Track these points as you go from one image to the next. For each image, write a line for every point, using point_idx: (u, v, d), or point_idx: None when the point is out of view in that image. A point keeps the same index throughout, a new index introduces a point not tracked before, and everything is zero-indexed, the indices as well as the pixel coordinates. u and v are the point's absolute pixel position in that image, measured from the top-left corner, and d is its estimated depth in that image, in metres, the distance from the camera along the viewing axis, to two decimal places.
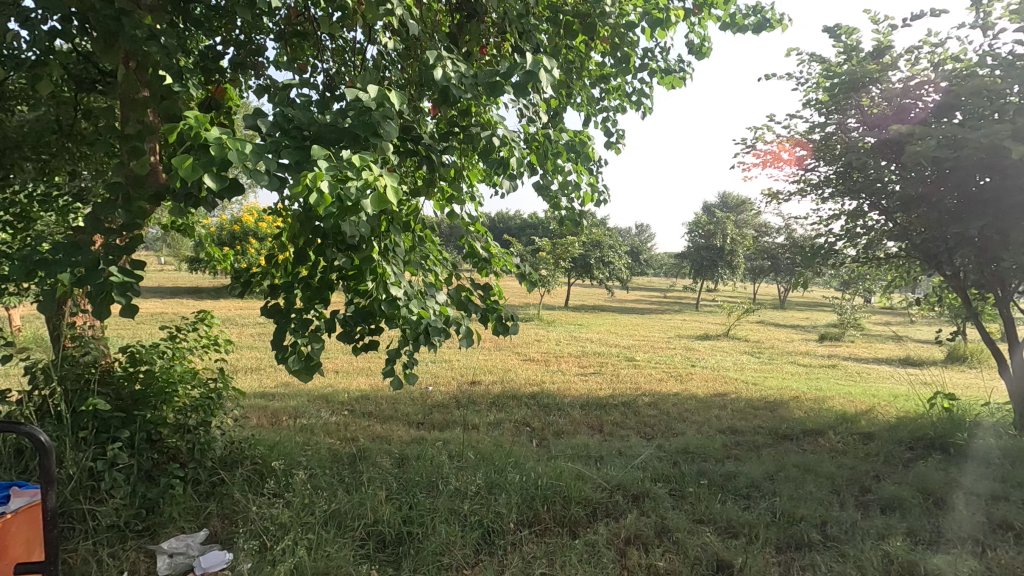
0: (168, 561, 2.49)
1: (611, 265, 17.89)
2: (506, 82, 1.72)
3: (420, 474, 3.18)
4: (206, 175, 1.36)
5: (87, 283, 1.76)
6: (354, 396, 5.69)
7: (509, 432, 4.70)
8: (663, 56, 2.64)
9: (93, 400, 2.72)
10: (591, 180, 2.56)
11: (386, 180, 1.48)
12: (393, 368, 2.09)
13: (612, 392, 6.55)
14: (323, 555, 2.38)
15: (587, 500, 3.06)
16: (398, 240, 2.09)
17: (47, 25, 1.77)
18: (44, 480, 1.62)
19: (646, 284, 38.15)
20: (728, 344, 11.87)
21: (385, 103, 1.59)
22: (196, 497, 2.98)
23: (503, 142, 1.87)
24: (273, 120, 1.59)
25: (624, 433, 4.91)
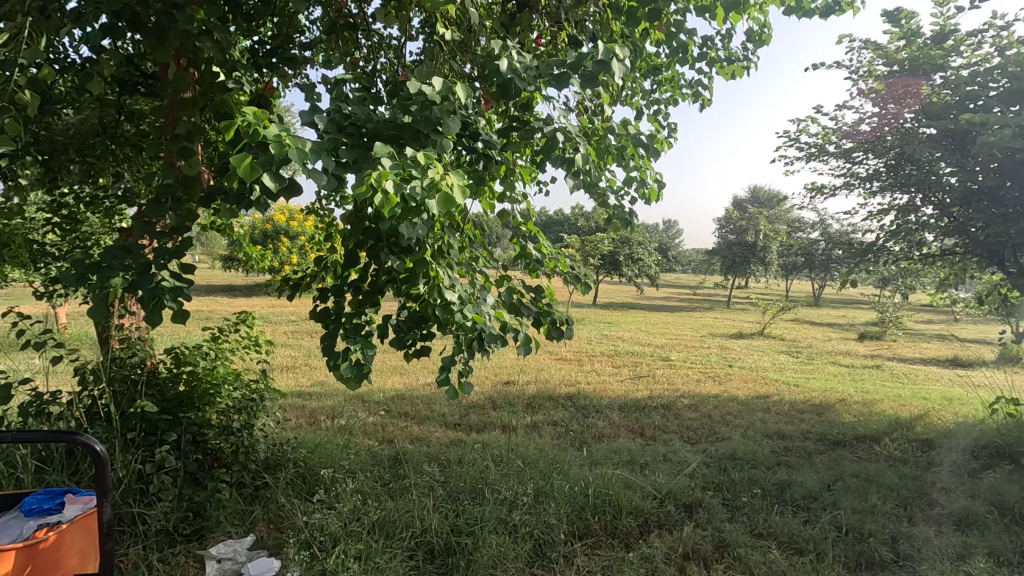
0: (217, 566, 2.47)
1: (640, 262, 17.62)
2: (573, 73, 1.61)
3: (464, 479, 3.10)
4: (264, 175, 1.29)
5: (138, 288, 1.69)
6: (389, 396, 5.66)
7: (547, 435, 4.59)
8: (725, 44, 2.49)
9: (141, 402, 2.71)
10: (656, 174, 2.33)
11: (452, 180, 1.39)
12: (448, 377, 2.00)
13: (650, 393, 6.39)
14: (373, 566, 2.33)
15: (638, 510, 2.96)
16: (453, 242, 2.00)
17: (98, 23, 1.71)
18: (100, 492, 1.57)
19: (673, 281, 37.45)
20: (764, 343, 11.53)
21: (449, 96, 1.49)
22: (242, 500, 2.96)
23: (567, 137, 1.75)
24: (330, 116, 1.51)
25: (667, 437, 4.76)
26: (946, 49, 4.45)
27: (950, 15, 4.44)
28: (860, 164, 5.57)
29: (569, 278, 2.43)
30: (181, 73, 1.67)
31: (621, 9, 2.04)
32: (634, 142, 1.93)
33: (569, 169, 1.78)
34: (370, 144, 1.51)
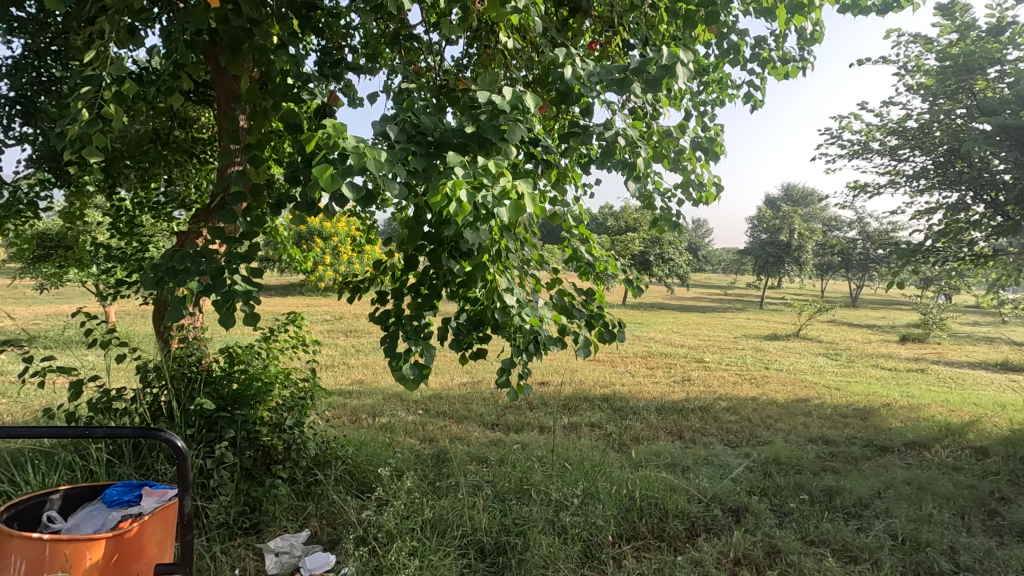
0: (275, 559, 2.56)
1: (671, 262, 17.39)
2: (638, 78, 1.61)
3: (510, 479, 3.14)
4: (343, 185, 1.34)
5: (213, 292, 1.75)
6: (426, 395, 5.73)
7: (586, 437, 4.58)
8: (778, 43, 2.45)
9: (201, 400, 2.82)
10: (712, 176, 2.29)
11: (522, 188, 1.42)
12: (507, 378, 2.05)
13: (687, 395, 6.32)
14: (429, 563, 2.38)
15: (685, 514, 2.94)
16: (511, 246, 2.03)
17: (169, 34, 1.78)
18: (181, 486, 1.66)
19: (704, 281, 36.85)
20: (800, 344, 11.26)
21: (518, 105, 1.52)
22: (295, 496, 3.05)
23: (628, 141, 1.76)
24: (401, 126, 1.55)
25: (707, 440, 4.71)
26: (1001, 42, 4.26)
27: (1006, 8, 4.28)
28: (907, 162, 5.42)
29: (620, 281, 2.43)
30: (254, 85, 1.73)
31: (678, 13, 2.04)
32: (692, 145, 1.93)
33: (631, 173, 1.75)
34: (438, 152, 1.55)
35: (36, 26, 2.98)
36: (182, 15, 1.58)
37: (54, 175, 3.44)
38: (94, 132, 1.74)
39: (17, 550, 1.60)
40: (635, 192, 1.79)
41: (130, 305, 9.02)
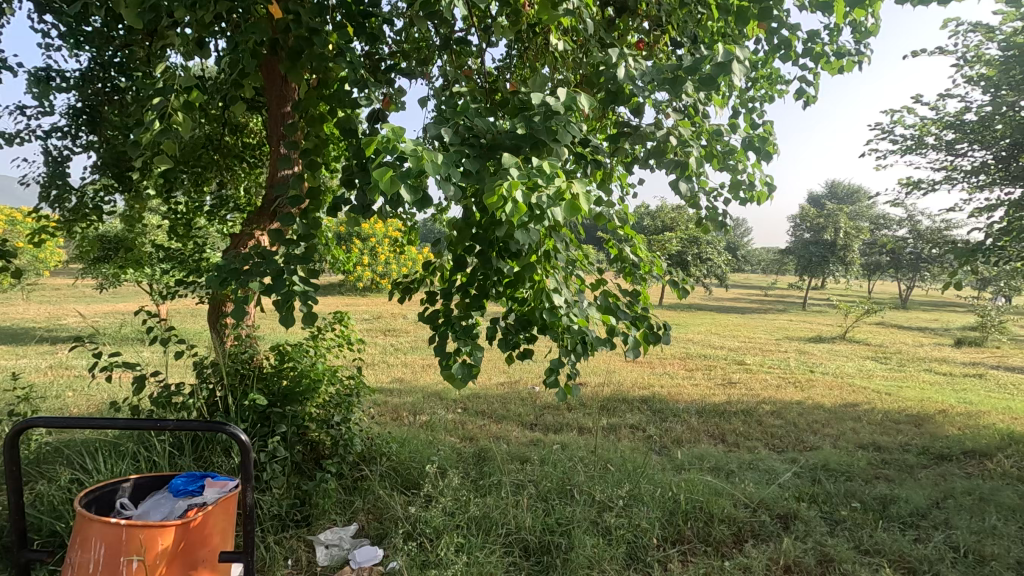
0: (326, 552, 2.63)
1: (709, 262, 17.02)
2: (692, 77, 1.60)
3: (552, 479, 3.15)
4: (402, 187, 1.37)
5: (274, 292, 1.81)
6: (465, 394, 5.79)
7: (626, 439, 4.54)
8: (834, 37, 2.38)
9: (254, 396, 2.93)
10: (762, 175, 2.24)
11: (577, 189, 1.44)
12: (556, 378, 2.06)
13: (728, 398, 6.19)
14: (475, 560, 2.42)
15: (731, 518, 2.89)
16: (559, 247, 2.03)
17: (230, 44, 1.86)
18: (244, 476, 1.78)
19: (743, 282, 35.93)
20: (847, 347, 10.85)
21: (572, 106, 1.53)
22: (343, 490, 3.13)
23: (680, 140, 1.75)
24: (456, 128, 1.58)
25: (751, 444, 4.60)
26: None
27: None
28: (966, 157, 5.17)
29: (666, 282, 2.41)
30: (312, 91, 1.80)
31: (730, 9, 2.00)
32: (745, 143, 1.90)
33: (683, 172, 1.74)
34: (491, 154, 1.58)
35: (103, 40, 3.14)
36: (245, 27, 1.65)
37: (118, 181, 3.63)
38: (163, 140, 1.83)
39: (96, 534, 1.69)
40: (687, 192, 1.76)
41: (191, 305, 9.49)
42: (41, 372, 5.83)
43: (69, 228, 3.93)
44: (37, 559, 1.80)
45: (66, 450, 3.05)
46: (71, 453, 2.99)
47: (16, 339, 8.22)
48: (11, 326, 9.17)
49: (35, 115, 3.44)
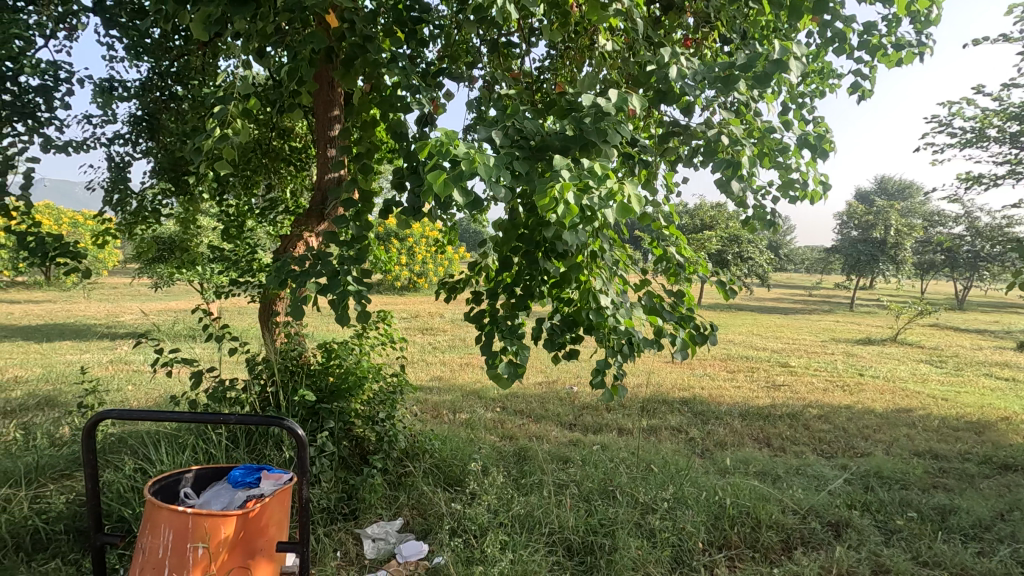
0: (373, 545, 2.70)
1: (750, 262, 16.57)
2: (746, 74, 1.57)
3: (594, 479, 3.14)
4: (456, 190, 1.40)
5: (328, 292, 1.87)
6: (503, 393, 5.82)
7: (667, 441, 4.48)
8: (894, 27, 2.29)
9: (303, 392, 3.02)
10: (814, 173, 2.18)
11: (629, 190, 1.44)
12: (602, 378, 2.06)
13: (772, 401, 6.03)
14: (520, 559, 2.43)
15: (780, 525, 2.82)
16: (605, 247, 2.03)
17: (284, 49, 1.91)
18: (300, 471, 1.85)
19: (785, 282, 34.84)
20: (899, 350, 10.40)
21: (624, 106, 1.53)
22: (388, 486, 3.20)
23: (733, 140, 1.72)
24: (506, 130, 1.60)
25: (798, 449, 4.47)
26: None
27: None
28: None
29: (712, 282, 2.37)
30: (365, 97, 1.85)
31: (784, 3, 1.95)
32: (800, 142, 1.85)
33: (735, 172, 1.71)
34: (540, 155, 1.59)
35: (162, 51, 3.29)
36: (303, 35, 1.71)
37: (175, 184, 3.80)
38: (224, 146, 1.91)
39: (164, 521, 1.78)
40: (738, 191, 1.74)
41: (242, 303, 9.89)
42: (102, 367, 6.16)
43: (131, 230, 4.14)
44: (110, 542, 1.91)
45: (131, 441, 3.21)
46: (135, 443, 3.15)
47: (80, 335, 8.70)
48: (75, 323, 9.70)
49: (100, 124, 3.64)
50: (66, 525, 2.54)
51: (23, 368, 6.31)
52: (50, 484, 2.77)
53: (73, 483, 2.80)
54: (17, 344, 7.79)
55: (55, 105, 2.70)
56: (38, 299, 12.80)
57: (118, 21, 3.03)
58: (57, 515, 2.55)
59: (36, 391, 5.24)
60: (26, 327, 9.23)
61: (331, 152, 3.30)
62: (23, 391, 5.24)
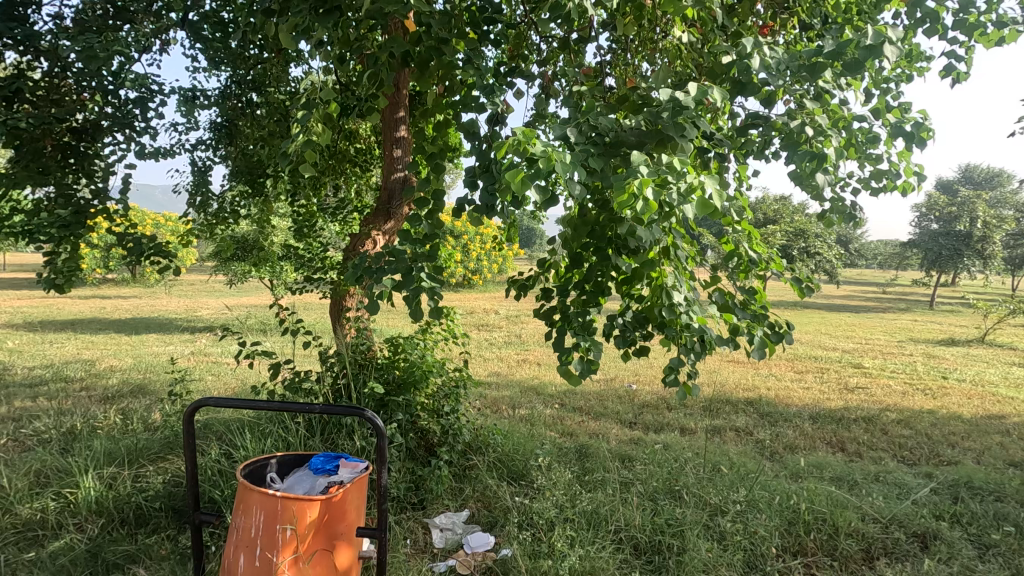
0: (441, 534, 2.78)
1: (818, 257, 15.76)
2: (834, 61, 1.52)
3: (658, 479, 3.10)
4: (533, 187, 1.41)
5: (404, 288, 1.92)
6: (561, 390, 5.82)
7: (732, 442, 4.34)
8: (996, 4, 2.12)
9: (373, 385, 3.13)
10: (903, 163, 2.06)
11: (709, 184, 1.42)
12: (675, 377, 2.03)
13: (846, 404, 5.74)
14: (587, 555, 2.43)
15: (860, 533, 2.69)
16: (678, 242, 2.00)
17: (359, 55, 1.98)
18: (379, 459, 1.94)
19: (856, 278, 32.91)
20: (988, 352, 9.61)
21: (703, 98, 1.49)
22: (454, 478, 3.28)
23: (818, 130, 1.66)
24: (580, 127, 1.59)
25: (876, 454, 4.23)
26: None
27: None
28: None
29: (788, 278, 2.28)
30: (439, 98, 1.89)
31: None
32: (894, 131, 1.75)
33: (820, 164, 1.64)
34: (614, 151, 1.58)
35: (240, 60, 3.48)
36: (382, 41, 1.77)
37: (252, 186, 4.02)
38: (306, 149, 2.01)
39: (256, 503, 1.90)
40: (823, 183, 1.69)
41: (307, 298, 10.35)
42: (185, 358, 6.61)
43: (214, 230, 4.41)
44: (207, 521, 2.07)
45: (216, 428, 3.44)
46: (221, 430, 3.37)
47: (164, 328, 9.36)
48: (158, 317, 10.44)
49: (185, 132, 3.89)
50: (163, 503, 2.74)
51: (117, 358, 6.88)
52: (148, 466, 3.01)
53: (168, 466, 3.02)
54: (111, 336, 8.48)
55: (150, 115, 2.91)
56: (126, 294, 13.88)
57: (202, 34, 3.23)
58: (155, 493, 2.76)
59: (129, 380, 5.69)
60: (117, 321, 10.01)
61: (396, 153, 3.42)
62: (119, 379, 5.71)
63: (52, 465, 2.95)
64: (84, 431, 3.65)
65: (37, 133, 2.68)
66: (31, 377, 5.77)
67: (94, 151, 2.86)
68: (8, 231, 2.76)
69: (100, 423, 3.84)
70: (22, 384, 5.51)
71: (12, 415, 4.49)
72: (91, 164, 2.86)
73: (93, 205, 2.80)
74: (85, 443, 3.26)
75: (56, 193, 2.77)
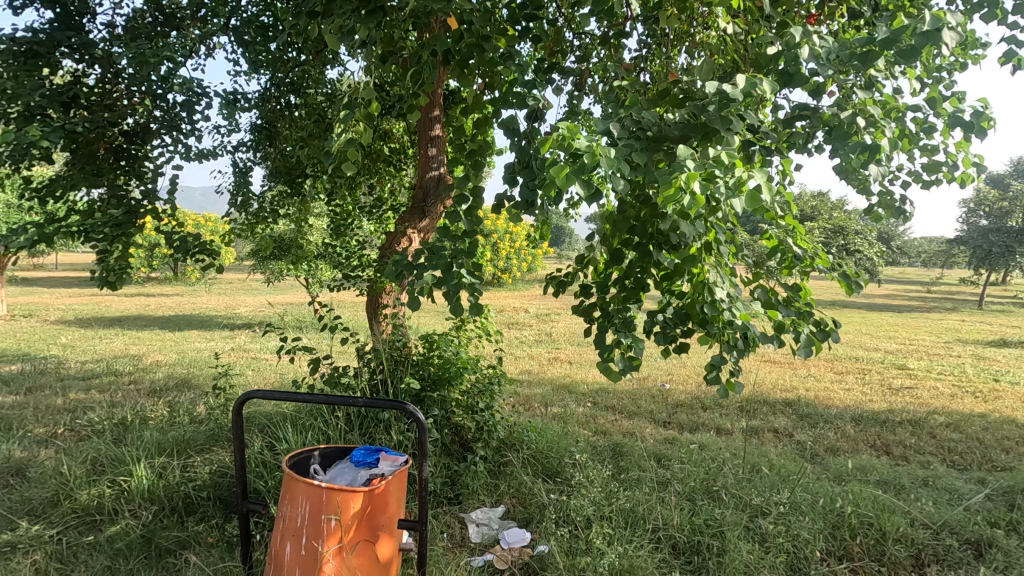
0: (477, 529, 2.80)
1: (858, 255, 15.26)
2: (889, 49, 1.46)
3: (696, 478, 3.06)
4: (577, 182, 1.40)
5: (444, 284, 1.93)
6: (593, 388, 5.79)
7: (770, 444, 4.25)
8: None
9: (409, 381, 3.17)
10: (960, 154, 1.98)
11: (758, 178, 1.40)
12: (718, 374, 2.00)
13: (890, 406, 5.54)
14: (626, 553, 2.42)
15: (909, 539, 2.60)
16: (721, 238, 1.96)
17: (399, 54, 2.00)
18: (420, 452, 1.98)
19: (898, 277, 31.75)
20: None
21: (753, 90, 1.46)
22: (489, 474, 3.30)
23: (870, 122, 1.60)
24: (624, 123, 1.57)
25: (924, 459, 4.08)
26: None
27: None
28: None
29: (835, 274, 2.22)
30: (478, 96, 1.90)
31: None
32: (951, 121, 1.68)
33: (872, 155, 1.59)
34: (657, 147, 1.57)
35: (280, 63, 3.57)
36: (424, 39, 1.78)
37: (290, 186, 4.12)
38: (348, 148, 2.05)
39: (301, 494, 1.96)
40: (875, 177, 1.62)
41: (342, 296, 10.55)
42: (227, 354, 6.84)
43: (255, 229, 4.54)
44: (254, 509, 2.14)
45: (259, 421, 3.54)
46: (264, 423, 3.47)
47: (205, 325, 9.69)
48: (200, 314, 10.81)
49: (227, 134, 4.01)
50: (211, 493, 2.84)
51: (162, 353, 7.15)
52: (195, 456, 3.12)
53: (214, 456, 3.13)
54: (156, 332, 8.83)
55: (195, 118, 3.02)
56: (170, 292, 14.42)
57: (244, 39, 3.32)
58: (203, 483, 2.86)
59: (175, 374, 5.91)
60: (162, 318, 10.41)
61: (431, 152, 3.46)
62: (165, 374, 5.94)
63: (107, 454, 3.08)
64: (135, 422, 3.81)
65: (91, 137, 2.81)
66: (84, 371, 6.06)
67: (144, 153, 2.99)
68: (67, 231, 2.89)
69: (150, 415, 4.00)
70: (77, 377, 5.79)
71: (68, 406, 4.73)
72: (142, 166, 2.98)
73: (142, 206, 2.92)
74: (137, 433, 3.41)
75: (109, 194, 2.90)
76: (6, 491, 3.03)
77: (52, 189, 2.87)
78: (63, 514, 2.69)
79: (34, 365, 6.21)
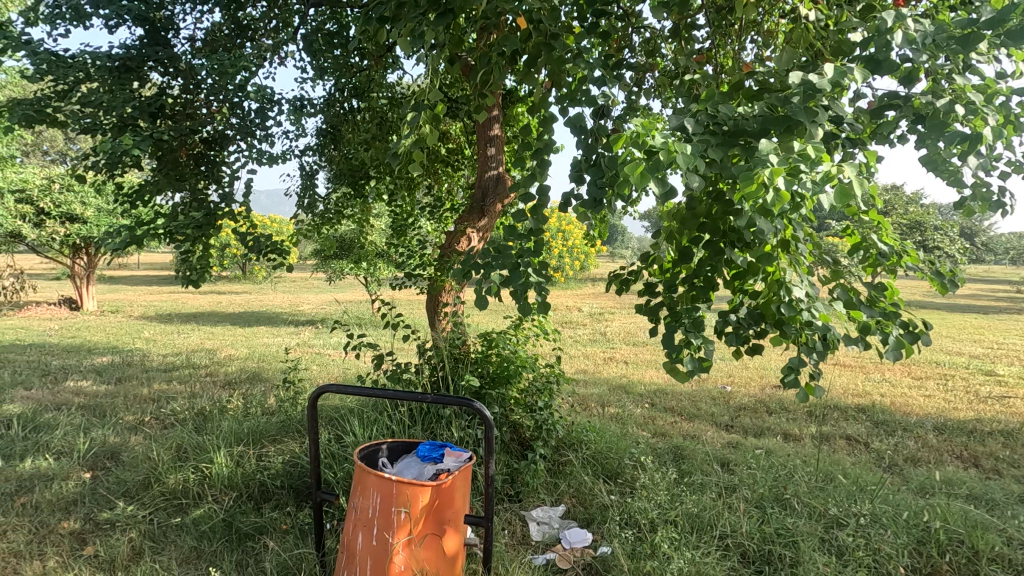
0: (538, 528, 2.80)
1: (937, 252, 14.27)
2: (995, 30, 1.35)
3: (765, 485, 2.95)
4: (653, 181, 1.37)
5: (511, 283, 1.92)
6: (651, 389, 5.68)
7: (843, 452, 4.03)
8: None
9: (469, 378, 3.21)
10: None
11: (848, 172, 1.32)
12: (795, 377, 1.92)
13: (977, 415, 5.14)
14: (692, 559, 2.36)
15: (1006, 559, 2.40)
16: (798, 235, 1.87)
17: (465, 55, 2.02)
18: (487, 449, 2.01)
19: (982, 275, 29.46)
20: None
21: (841, 80, 1.38)
22: (549, 472, 3.30)
23: (969, 109, 1.48)
24: (698, 118, 1.52)
25: (1019, 472, 3.77)
26: None
27: None
28: None
29: (923, 271, 2.08)
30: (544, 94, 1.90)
31: None
32: None
33: (972, 145, 1.47)
34: (734, 141, 1.51)
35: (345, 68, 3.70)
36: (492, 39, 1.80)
37: (353, 187, 4.25)
38: (414, 149, 2.08)
39: (372, 485, 2.01)
40: (976, 167, 1.51)
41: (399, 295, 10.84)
42: (293, 349, 7.15)
43: (321, 229, 4.72)
44: (326, 499, 2.21)
45: (327, 414, 3.68)
46: (331, 416, 3.60)
47: (272, 321, 10.19)
48: (267, 311, 11.39)
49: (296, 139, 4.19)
50: (283, 482, 2.98)
51: (234, 348, 7.56)
52: (269, 446, 3.28)
53: (286, 447, 3.29)
54: (228, 328, 9.36)
55: (268, 124, 3.17)
56: (239, 291, 15.24)
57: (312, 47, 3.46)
58: (277, 472, 3.01)
59: (247, 367, 6.24)
60: (233, 314, 11.03)
61: (491, 151, 3.49)
62: (238, 367, 6.27)
63: (189, 441, 3.29)
64: (214, 412, 4.05)
65: (175, 145, 3.00)
66: (166, 363, 6.49)
67: (221, 159, 3.15)
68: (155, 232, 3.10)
69: (226, 406, 4.23)
70: (160, 369, 6.21)
71: (154, 396, 5.08)
72: (219, 171, 3.14)
73: (220, 208, 3.10)
74: (216, 423, 3.61)
75: (191, 197, 3.08)
76: (104, 473, 3.28)
77: (142, 194, 3.08)
78: (154, 497, 2.90)
79: (122, 357, 6.70)
